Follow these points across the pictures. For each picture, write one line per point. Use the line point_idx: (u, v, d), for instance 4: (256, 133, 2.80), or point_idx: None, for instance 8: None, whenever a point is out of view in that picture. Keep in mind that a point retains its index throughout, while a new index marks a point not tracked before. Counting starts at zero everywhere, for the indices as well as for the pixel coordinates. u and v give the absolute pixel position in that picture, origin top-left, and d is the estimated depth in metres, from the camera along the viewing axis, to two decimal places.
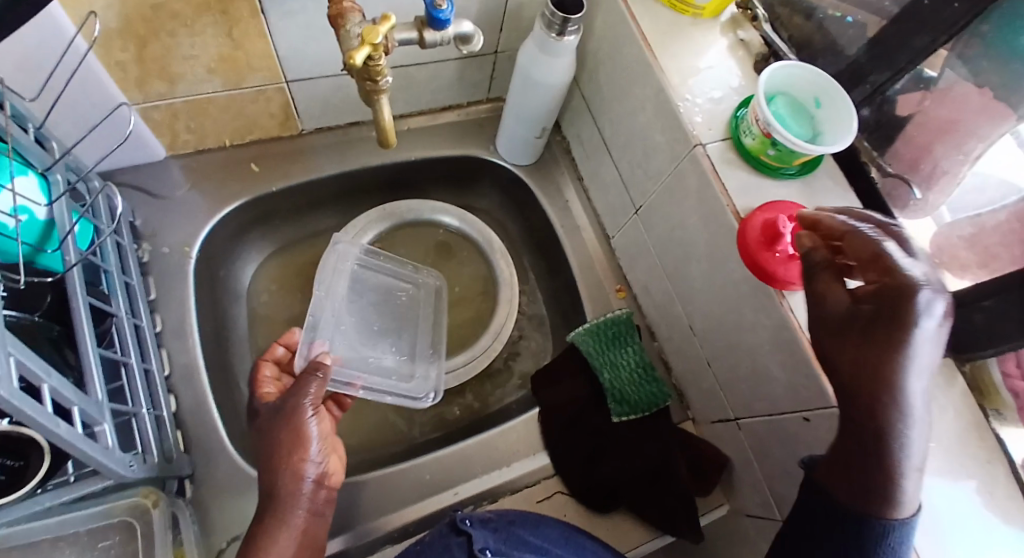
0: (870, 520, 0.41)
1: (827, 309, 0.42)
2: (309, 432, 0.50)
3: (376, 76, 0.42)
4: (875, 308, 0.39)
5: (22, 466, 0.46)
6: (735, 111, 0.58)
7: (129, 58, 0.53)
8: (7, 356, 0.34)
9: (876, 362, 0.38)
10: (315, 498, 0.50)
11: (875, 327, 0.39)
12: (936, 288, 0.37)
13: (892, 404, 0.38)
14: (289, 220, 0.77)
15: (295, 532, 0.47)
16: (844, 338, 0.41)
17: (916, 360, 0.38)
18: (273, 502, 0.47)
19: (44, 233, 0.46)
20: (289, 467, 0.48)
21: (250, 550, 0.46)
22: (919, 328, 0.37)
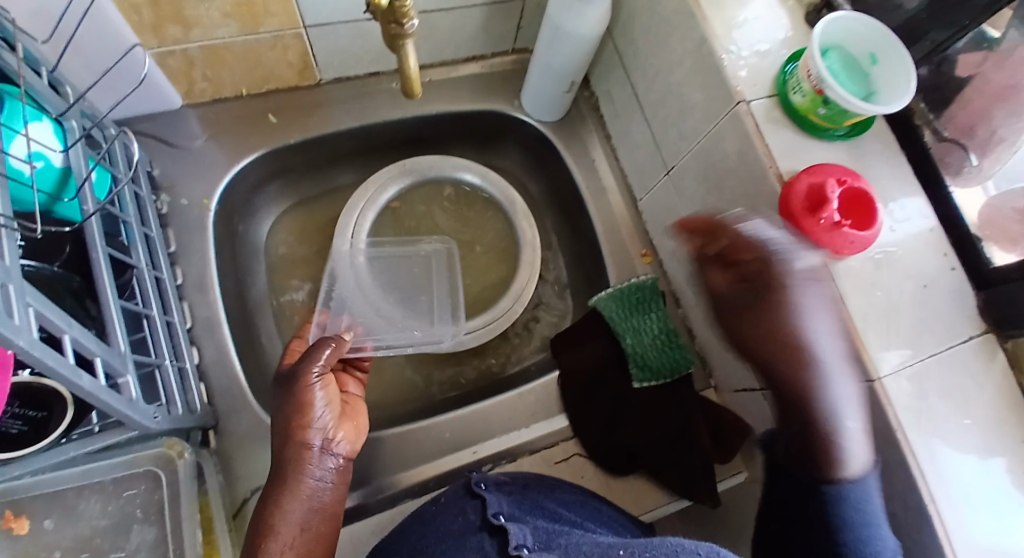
0: (827, 488, 0.49)
1: (732, 313, 0.52)
2: (313, 396, 0.50)
3: (402, 18, 0.39)
4: (768, 294, 0.50)
5: (45, 416, 0.47)
6: (783, 63, 0.54)
7: (144, 1, 0.51)
8: (25, 307, 0.33)
9: (778, 337, 0.49)
10: (327, 466, 0.49)
11: (751, 306, 0.51)
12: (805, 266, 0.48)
13: (796, 369, 0.49)
14: (309, 174, 0.75)
15: (303, 498, 0.46)
16: (733, 322, 0.52)
17: (816, 325, 0.48)
18: (280, 467, 0.47)
19: (60, 180, 0.45)
20: (294, 432, 0.48)
21: (260, 513, 0.46)
22: (797, 298, 0.48)
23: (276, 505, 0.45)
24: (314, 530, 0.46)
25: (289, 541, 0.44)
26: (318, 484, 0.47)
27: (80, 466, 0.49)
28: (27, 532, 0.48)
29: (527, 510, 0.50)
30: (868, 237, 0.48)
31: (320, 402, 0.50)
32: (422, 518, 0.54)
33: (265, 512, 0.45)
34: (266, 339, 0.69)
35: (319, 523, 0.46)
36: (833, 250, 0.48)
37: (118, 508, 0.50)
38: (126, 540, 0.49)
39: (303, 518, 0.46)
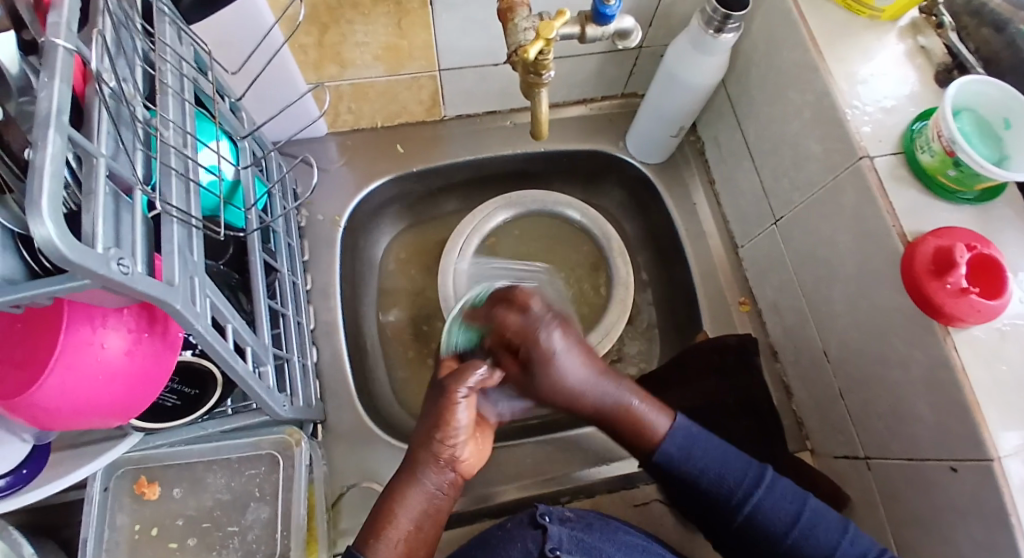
0: (654, 456, 0.57)
1: (530, 387, 0.60)
2: (456, 413, 0.51)
3: (541, 70, 0.43)
4: (540, 371, 0.58)
5: (197, 393, 0.51)
6: (910, 123, 0.54)
7: (311, 42, 0.59)
8: (205, 298, 0.39)
9: (570, 391, 0.59)
10: (445, 478, 0.52)
11: (528, 371, 0.59)
12: (548, 326, 0.59)
13: (582, 403, 0.59)
14: (423, 200, 0.81)
15: (420, 501, 0.50)
16: (536, 386, 0.59)
17: (574, 371, 0.59)
18: (409, 466, 0.51)
19: (233, 190, 0.52)
20: (431, 441, 0.51)
21: (382, 499, 0.50)
22: (536, 334, 0.58)
23: (396, 500, 0.49)
24: (425, 531, 0.50)
25: (402, 536, 0.48)
26: (435, 490, 0.51)
27: (214, 442, 0.56)
28: (156, 498, 0.55)
29: (585, 552, 0.51)
30: (996, 308, 0.45)
31: (461, 420, 0.51)
32: (487, 540, 0.55)
33: (385, 504, 0.49)
34: (371, 346, 0.75)
35: (429, 524, 0.50)
36: (958, 318, 0.45)
37: (239, 485, 0.55)
38: (241, 516, 0.55)
39: (414, 520, 0.49)
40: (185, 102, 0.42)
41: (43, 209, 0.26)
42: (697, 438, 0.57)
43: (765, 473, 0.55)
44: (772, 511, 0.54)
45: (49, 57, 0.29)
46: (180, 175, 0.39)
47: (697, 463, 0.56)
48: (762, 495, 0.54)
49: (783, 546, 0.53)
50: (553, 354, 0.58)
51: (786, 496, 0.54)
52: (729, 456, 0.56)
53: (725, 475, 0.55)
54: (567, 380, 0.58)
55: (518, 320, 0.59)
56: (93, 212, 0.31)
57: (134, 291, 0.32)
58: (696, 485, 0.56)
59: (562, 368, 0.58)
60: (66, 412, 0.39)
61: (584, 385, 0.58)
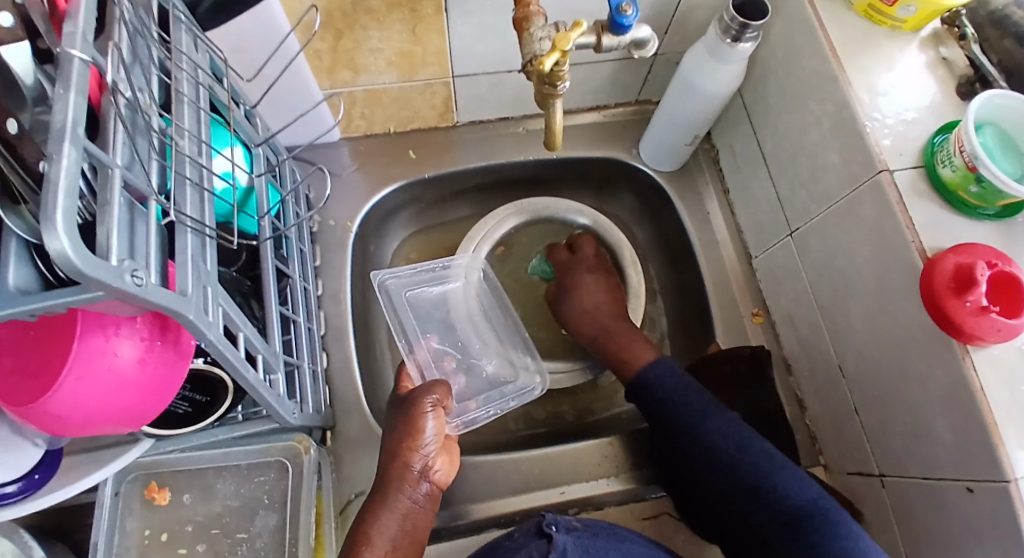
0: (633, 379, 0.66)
1: (561, 305, 0.75)
2: (422, 422, 0.54)
3: (557, 81, 0.43)
4: (570, 291, 0.75)
5: (208, 400, 0.52)
6: (931, 136, 0.53)
7: (326, 48, 0.59)
8: (218, 307, 0.39)
9: (587, 311, 0.73)
10: (421, 490, 0.53)
11: (563, 282, 0.76)
12: (592, 261, 0.77)
13: (586, 326, 0.72)
14: (435, 205, 0.81)
15: (397, 516, 0.50)
16: (563, 302, 0.75)
17: (593, 300, 0.73)
18: (381, 485, 0.52)
19: (246, 197, 0.52)
20: (398, 454, 0.53)
21: (358, 520, 0.50)
22: (585, 266, 0.76)
23: (371, 519, 0.49)
24: (403, 550, 0.50)
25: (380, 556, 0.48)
26: (412, 504, 0.51)
27: (223, 448, 0.56)
28: (167, 504, 0.55)
29: None
30: (1017, 327, 0.44)
31: (429, 430, 0.54)
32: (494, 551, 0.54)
33: (361, 526, 0.49)
34: (380, 352, 0.75)
35: (408, 542, 0.50)
36: (977, 337, 0.45)
37: (249, 491, 0.56)
38: (250, 523, 0.55)
39: (390, 541, 0.49)
40: (200, 111, 0.42)
41: (58, 223, 0.25)
42: (674, 374, 0.63)
43: (725, 410, 0.60)
44: (717, 438, 0.57)
45: (65, 67, 0.29)
46: (194, 185, 0.39)
47: (663, 391, 0.62)
48: (710, 424, 0.58)
49: (721, 464, 0.56)
50: (582, 283, 0.74)
51: (735, 432, 0.57)
52: (693, 390, 0.61)
53: (683, 405, 0.60)
54: (586, 300, 0.73)
55: (582, 248, 0.78)
56: (108, 223, 0.30)
57: (146, 302, 0.32)
58: (663, 406, 0.61)
59: (583, 291, 0.74)
60: (78, 420, 0.40)
61: (598, 311, 0.72)
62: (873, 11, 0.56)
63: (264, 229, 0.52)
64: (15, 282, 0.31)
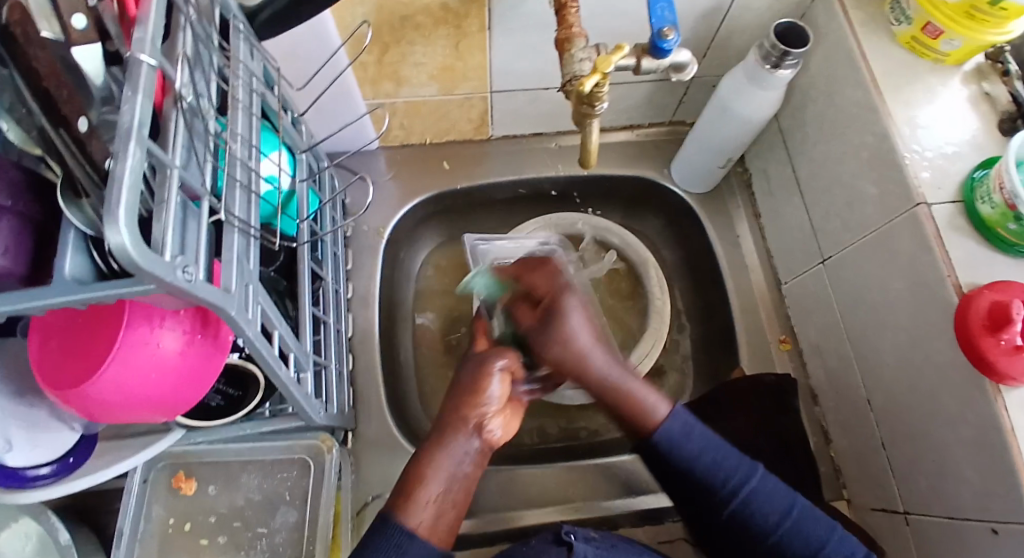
0: (651, 437, 0.52)
1: (538, 340, 0.57)
2: (489, 382, 0.52)
3: (595, 101, 0.44)
4: (550, 328, 0.56)
5: (240, 394, 0.55)
6: (972, 170, 0.52)
7: (372, 61, 0.61)
8: (257, 305, 0.41)
9: (576, 350, 0.55)
10: (474, 447, 0.50)
11: (541, 315, 0.58)
12: (575, 293, 0.58)
13: (580, 365, 0.56)
14: (465, 216, 0.82)
15: (449, 466, 0.49)
16: (538, 340, 0.57)
17: (583, 336, 0.56)
18: (440, 429, 0.51)
19: (288, 201, 0.54)
20: (459, 407, 0.51)
21: (410, 467, 0.49)
22: (567, 297, 0.57)
23: (427, 463, 0.49)
24: (453, 495, 0.49)
25: (433, 497, 0.48)
26: (464, 458, 0.50)
27: (250, 443, 0.57)
28: (192, 494, 0.56)
29: None
30: None
31: (494, 391, 0.52)
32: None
33: (417, 466, 0.49)
34: (405, 357, 0.76)
35: (457, 493, 0.49)
36: (1010, 376, 0.44)
37: (271, 486, 0.57)
38: (270, 518, 0.56)
39: (444, 485, 0.48)
40: (253, 117, 0.44)
41: (120, 219, 0.27)
42: (695, 428, 0.52)
43: (756, 466, 0.52)
44: (763, 504, 0.50)
45: (133, 71, 0.31)
46: (244, 187, 0.41)
47: (692, 448, 0.51)
48: (754, 489, 0.50)
49: (768, 539, 0.50)
50: (568, 313, 0.56)
51: (775, 490, 0.51)
52: (723, 447, 0.52)
53: (716, 466, 0.51)
54: (574, 338, 0.56)
55: (553, 275, 0.60)
56: (163, 220, 0.32)
57: (193, 297, 0.34)
58: (686, 473, 0.51)
59: (570, 327, 0.56)
60: (119, 406, 0.41)
61: (591, 349, 0.56)
62: (916, 43, 0.56)
63: (303, 232, 0.54)
64: (71, 272, 0.33)
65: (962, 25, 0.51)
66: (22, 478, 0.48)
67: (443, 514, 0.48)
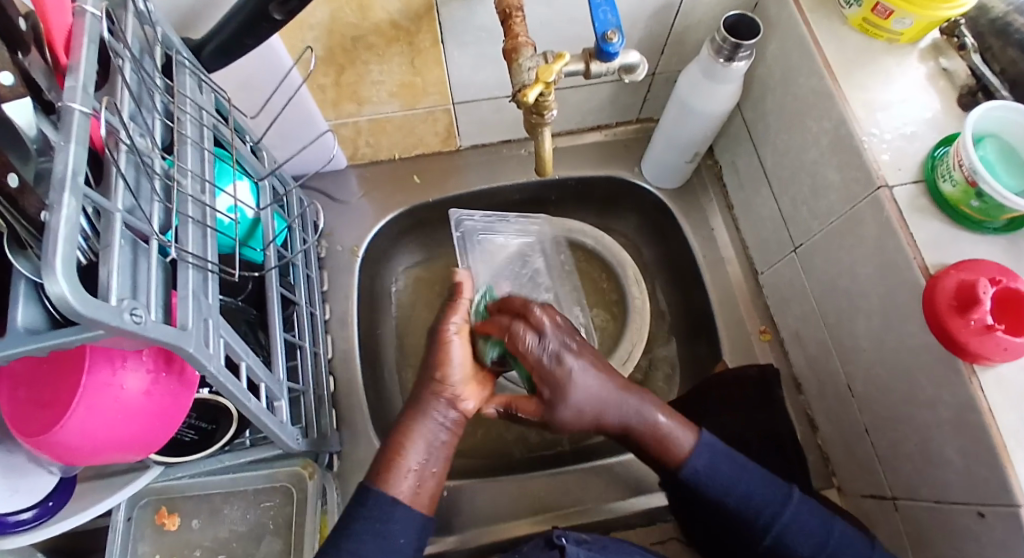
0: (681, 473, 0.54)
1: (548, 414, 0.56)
2: (449, 351, 0.55)
3: (543, 110, 0.45)
4: (551, 407, 0.56)
5: (211, 428, 0.53)
6: (932, 150, 0.52)
7: (329, 83, 0.61)
8: (219, 339, 0.41)
9: (590, 417, 0.55)
10: (451, 413, 0.55)
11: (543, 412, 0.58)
12: (559, 350, 0.54)
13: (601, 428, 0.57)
14: (439, 229, 0.82)
15: (426, 435, 0.53)
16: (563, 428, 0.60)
17: (591, 393, 0.55)
18: (414, 402, 0.54)
19: (251, 229, 0.54)
20: (430, 380, 0.55)
21: (393, 435, 0.54)
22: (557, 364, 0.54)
23: (406, 434, 0.52)
24: (435, 463, 0.53)
25: (412, 466, 0.51)
26: (440, 427, 0.54)
27: (231, 474, 0.57)
28: (175, 529, 0.56)
29: None
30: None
31: (455, 357, 0.55)
32: None
33: (395, 439, 0.53)
34: (388, 373, 0.76)
35: (438, 462, 0.53)
36: (983, 356, 0.44)
37: (255, 517, 0.57)
38: (255, 548, 0.56)
39: (421, 454, 0.52)
40: (204, 151, 0.44)
41: (57, 269, 0.27)
42: (722, 460, 0.54)
43: (790, 492, 0.54)
44: (800, 530, 0.52)
45: (66, 120, 0.31)
46: (197, 222, 0.41)
47: (719, 485, 0.53)
48: (790, 516, 0.53)
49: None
50: (566, 386, 0.54)
51: (812, 515, 0.53)
52: (757, 483, 0.54)
53: (752, 495, 0.53)
54: (580, 410, 0.55)
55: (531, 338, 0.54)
56: (109, 264, 0.32)
57: (146, 338, 0.33)
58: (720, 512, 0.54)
59: (574, 398, 0.54)
60: (87, 451, 0.41)
61: (602, 412, 0.55)
62: (868, 25, 0.56)
63: (269, 259, 0.54)
64: (24, 322, 0.33)
65: (911, 3, 0.51)
66: (4, 525, 0.48)
67: (422, 480, 0.52)
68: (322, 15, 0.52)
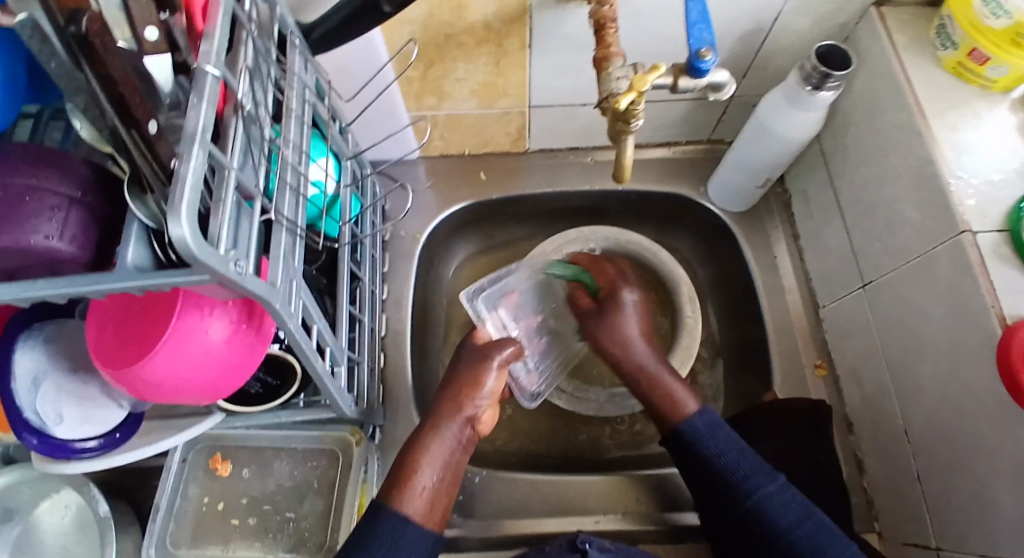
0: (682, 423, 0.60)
1: (596, 324, 0.68)
2: (484, 377, 0.61)
3: (630, 119, 0.45)
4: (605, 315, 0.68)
5: (277, 383, 0.57)
6: (1018, 201, 0.50)
7: (417, 75, 0.64)
8: (300, 301, 0.43)
9: (624, 337, 0.66)
10: (464, 433, 0.59)
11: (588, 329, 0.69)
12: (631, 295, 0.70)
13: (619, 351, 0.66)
14: (499, 226, 0.83)
15: (442, 454, 0.57)
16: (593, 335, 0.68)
17: (631, 330, 0.67)
18: (433, 419, 0.58)
19: (331, 203, 0.57)
20: (453, 401, 0.60)
21: (402, 454, 0.57)
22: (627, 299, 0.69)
23: (423, 451, 0.56)
24: (445, 481, 0.56)
25: (427, 484, 0.55)
26: (453, 446, 0.58)
27: (284, 431, 0.61)
28: (227, 475, 0.59)
29: None
30: None
31: (488, 386, 0.61)
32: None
33: (411, 455, 0.56)
34: (434, 358, 0.78)
35: (448, 482, 0.57)
36: None
37: (302, 474, 0.60)
38: (300, 505, 0.58)
39: (435, 471, 0.56)
40: (303, 124, 0.47)
41: (182, 213, 0.29)
42: (718, 429, 0.59)
43: (776, 473, 0.55)
44: (776, 507, 0.52)
45: (199, 80, 0.34)
46: (292, 190, 0.44)
47: (714, 446, 0.57)
48: (769, 491, 0.53)
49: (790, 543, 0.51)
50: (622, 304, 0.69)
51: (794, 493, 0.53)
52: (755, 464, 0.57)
53: (740, 464, 0.55)
54: (623, 327, 0.67)
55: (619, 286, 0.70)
56: (219, 217, 0.34)
57: (242, 289, 0.36)
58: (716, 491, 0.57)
59: (625, 319, 0.67)
60: (166, 388, 0.44)
61: (636, 338, 0.66)
62: (964, 69, 0.55)
63: (345, 234, 0.56)
64: (133, 260, 0.36)
65: (1009, 53, 0.50)
66: (70, 450, 0.52)
67: (435, 498, 0.55)
68: (421, 13, 0.54)
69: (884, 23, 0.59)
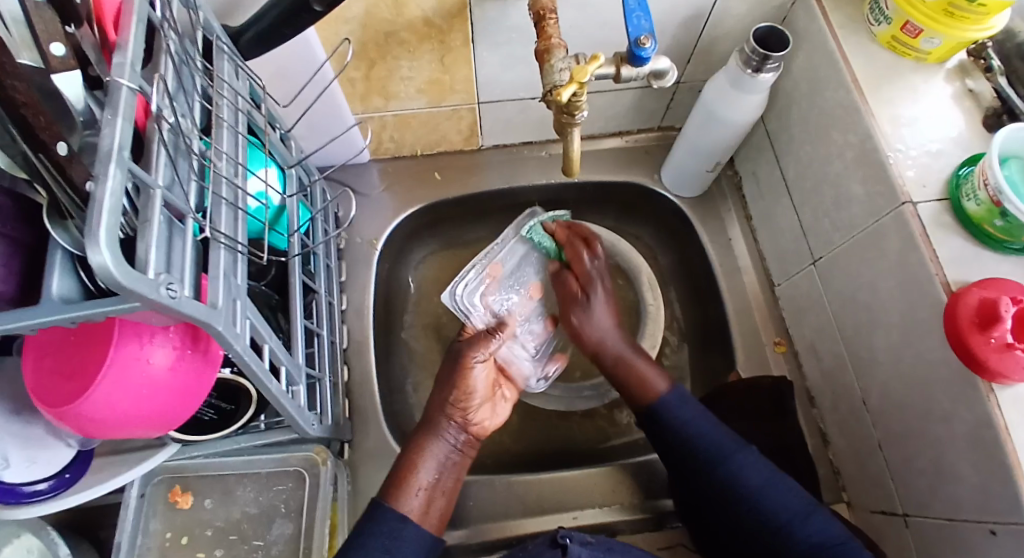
0: (652, 402, 0.61)
1: (574, 311, 0.67)
2: (472, 379, 0.59)
3: (574, 111, 0.45)
4: (580, 305, 0.67)
5: (232, 408, 0.55)
6: (957, 168, 0.52)
7: (360, 76, 0.62)
8: (246, 320, 0.41)
9: (595, 330, 0.66)
10: (460, 436, 0.59)
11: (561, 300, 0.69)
12: (600, 271, 0.68)
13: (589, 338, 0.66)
14: (457, 227, 0.82)
15: (440, 456, 0.57)
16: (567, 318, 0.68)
17: (602, 320, 0.66)
18: (425, 425, 0.58)
19: (277, 216, 0.55)
20: (446, 404, 0.58)
21: (399, 459, 0.57)
22: (598, 281, 0.67)
23: (418, 455, 0.56)
24: (443, 482, 0.56)
25: (424, 484, 0.55)
26: (449, 449, 0.58)
27: (246, 456, 0.58)
28: (188, 507, 0.57)
29: None
30: None
31: (474, 385, 0.59)
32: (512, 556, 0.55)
33: (407, 461, 0.56)
34: (401, 365, 0.76)
35: (447, 484, 0.57)
36: (1002, 374, 0.44)
37: (267, 499, 0.57)
38: (267, 530, 0.56)
39: (433, 472, 0.56)
40: (238, 135, 0.45)
41: (100, 237, 0.27)
42: (688, 403, 0.60)
43: (746, 445, 0.57)
44: (744, 475, 0.54)
45: (113, 95, 0.31)
46: (230, 204, 0.42)
47: (681, 417, 0.59)
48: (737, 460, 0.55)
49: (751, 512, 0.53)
50: (594, 300, 0.66)
51: (761, 467, 0.55)
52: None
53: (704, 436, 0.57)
54: (598, 320, 0.66)
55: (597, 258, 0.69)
56: (147, 240, 0.32)
57: (179, 314, 0.34)
58: (689, 479, 0.58)
59: (594, 312, 0.66)
60: (110, 423, 0.42)
61: (609, 331, 0.66)
62: (897, 43, 0.56)
63: (294, 246, 0.55)
64: (59, 292, 0.34)
65: (940, 22, 0.52)
66: (20, 495, 0.49)
67: (434, 498, 0.55)
68: (358, 10, 0.53)
69: (819, 1, 0.60)
